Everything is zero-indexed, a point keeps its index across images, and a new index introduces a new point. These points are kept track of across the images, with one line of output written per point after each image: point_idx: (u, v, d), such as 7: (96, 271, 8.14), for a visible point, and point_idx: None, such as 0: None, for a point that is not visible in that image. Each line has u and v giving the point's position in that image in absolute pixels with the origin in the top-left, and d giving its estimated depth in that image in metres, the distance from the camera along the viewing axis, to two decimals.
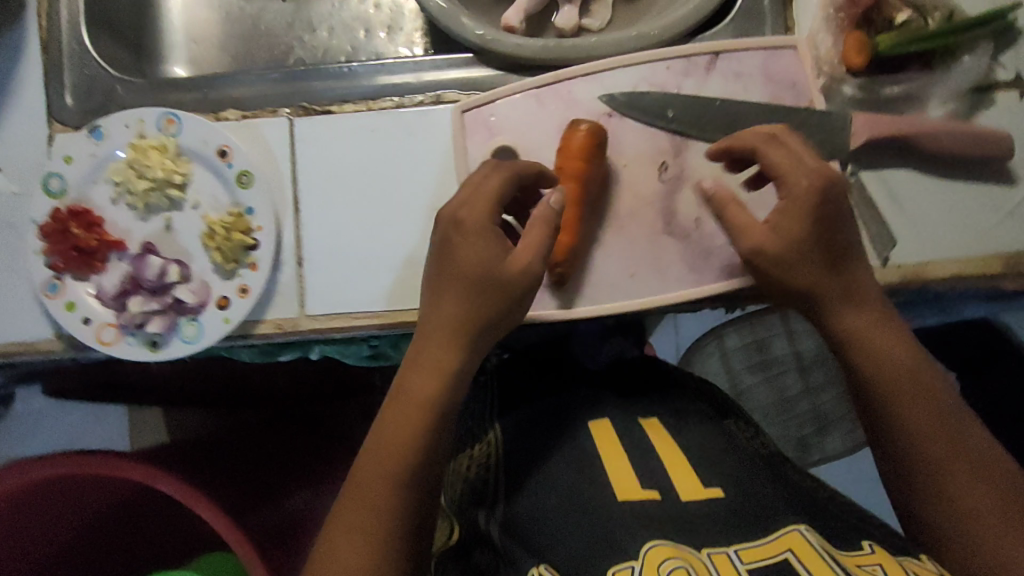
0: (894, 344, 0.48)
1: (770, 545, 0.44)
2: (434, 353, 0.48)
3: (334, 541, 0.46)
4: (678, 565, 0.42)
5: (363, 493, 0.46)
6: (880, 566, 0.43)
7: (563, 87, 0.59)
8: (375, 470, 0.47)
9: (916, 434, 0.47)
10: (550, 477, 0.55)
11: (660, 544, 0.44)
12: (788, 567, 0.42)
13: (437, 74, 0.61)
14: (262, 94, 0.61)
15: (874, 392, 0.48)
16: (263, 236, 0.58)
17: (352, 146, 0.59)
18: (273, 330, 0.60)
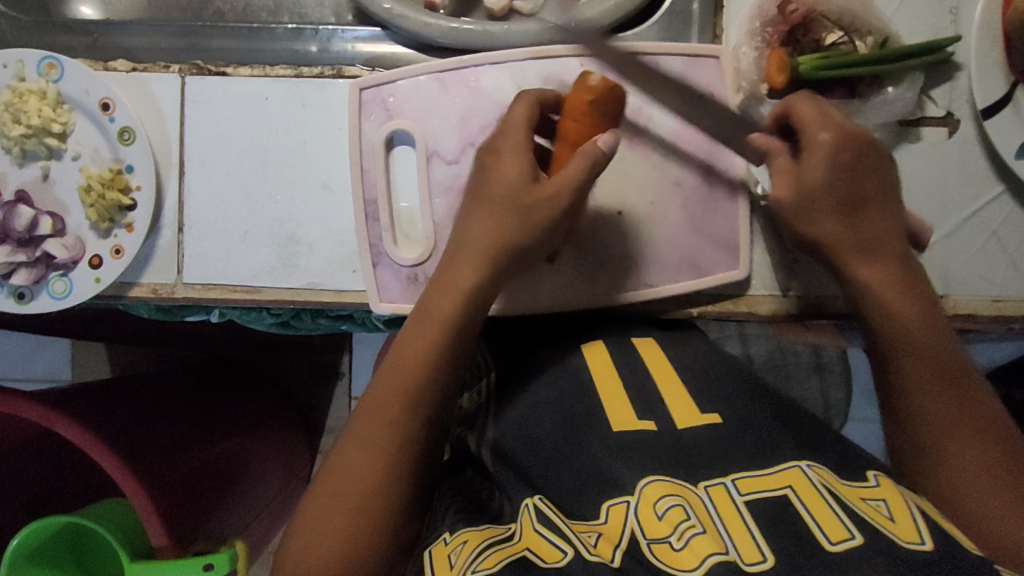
0: (902, 300, 0.48)
1: (772, 480, 0.41)
2: (424, 334, 0.48)
3: (330, 477, 0.46)
4: (675, 504, 0.40)
5: (350, 475, 0.46)
6: (886, 502, 0.40)
7: (470, 71, 0.56)
8: (372, 419, 0.46)
9: (926, 415, 0.46)
10: (536, 407, 0.53)
11: (661, 481, 0.43)
12: (789, 505, 0.39)
13: (346, 47, 0.60)
14: (163, 49, 0.60)
15: (895, 364, 0.48)
16: (142, 197, 0.56)
17: (245, 112, 0.57)
18: (148, 293, 0.58)
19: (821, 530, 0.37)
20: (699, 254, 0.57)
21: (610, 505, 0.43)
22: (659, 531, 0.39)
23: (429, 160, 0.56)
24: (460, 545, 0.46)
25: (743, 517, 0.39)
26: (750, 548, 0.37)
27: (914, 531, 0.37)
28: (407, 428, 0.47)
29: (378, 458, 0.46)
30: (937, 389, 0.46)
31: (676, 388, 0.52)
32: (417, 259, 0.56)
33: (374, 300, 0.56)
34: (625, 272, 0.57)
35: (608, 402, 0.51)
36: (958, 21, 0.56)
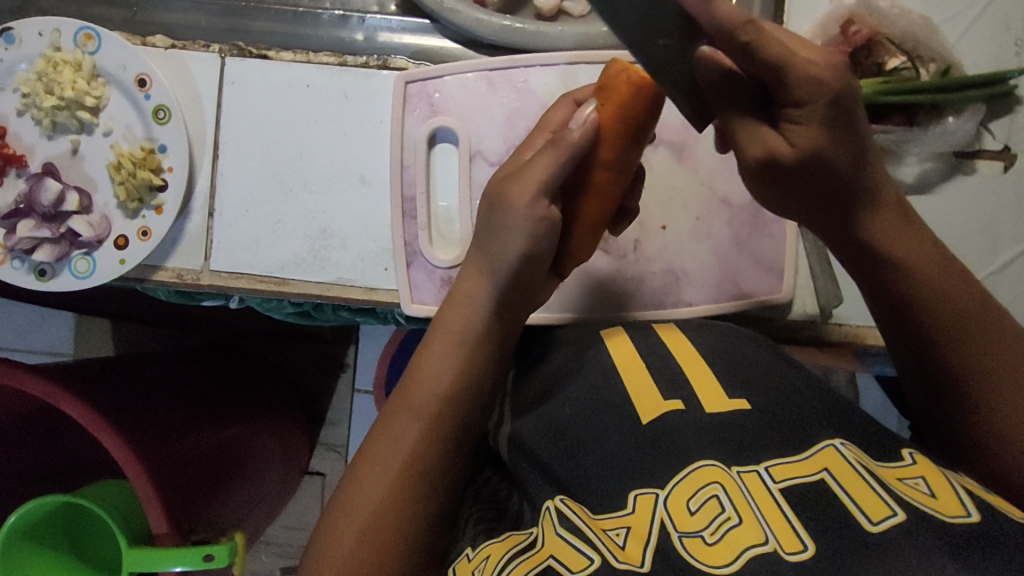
0: (939, 276, 0.42)
1: (805, 463, 0.39)
2: (454, 334, 0.45)
3: (354, 487, 0.42)
4: (708, 494, 0.38)
5: (370, 495, 0.42)
6: (925, 479, 0.38)
7: (519, 71, 0.55)
8: (407, 417, 0.43)
9: (983, 385, 0.41)
10: (565, 406, 0.49)
11: (707, 466, 0.40)
12: (826, 490, 0.37)
13: (392, 38, 0.58)
14: (205, 27, 0.58)
15: (940, 348, 0.42)
16: (173, 177, 0.54)
17: (282, 98, 0.55)
18: (172, 278, 0.56)
19: (860, 511, 0.36)
20: (742, 274, 0.56)
21: (638, 496, 0.41)
22: (693, 525, 0.38)
23: (471, 160, 0.55)
24: (484, 561, 0.43)
25: (779, 503, 0.37)
26: (789, 535, 0.35)
27: (959, 504, 0.36)
28: (435, 441, 0.43)
29: (401, 476, 0.42)
30: (980, 375, 0.41)
31: (704, 371, 0.48)
32: (452, 260, 0.55)
33: (405, 301, 0.55)
34: (664, 287, 0.56)
35: (635, 388, 0.48)
36: (1022, 53, 0.55)
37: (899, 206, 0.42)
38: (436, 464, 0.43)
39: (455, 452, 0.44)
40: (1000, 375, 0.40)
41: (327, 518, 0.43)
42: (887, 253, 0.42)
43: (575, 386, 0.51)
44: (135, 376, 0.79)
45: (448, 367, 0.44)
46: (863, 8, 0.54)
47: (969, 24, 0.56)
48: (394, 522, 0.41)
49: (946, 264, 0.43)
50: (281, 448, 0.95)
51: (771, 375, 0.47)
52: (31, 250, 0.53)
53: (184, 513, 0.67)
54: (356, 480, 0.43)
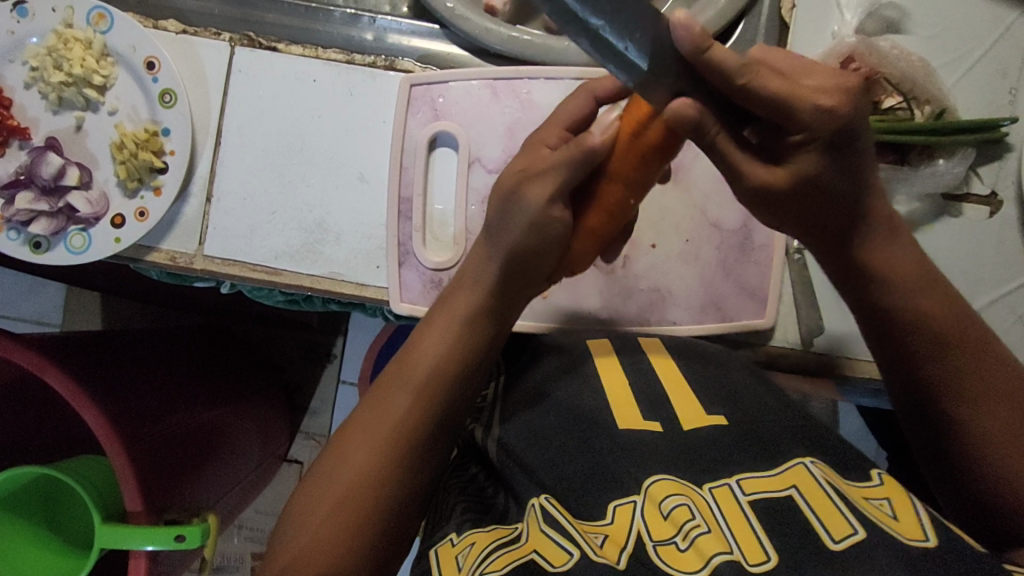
0: (926, 292, 0.43)
1: (773, 479, 0.40)
2: (453, 317, 0.45)
3: (338, 454, 0.42)
4: (681, 504, 0.40)
5: (353, 467, 0.41)
6: (889, 501, 0.39)
7: (522, 83, 0.56)
8: (400, 391, 0.44)
9: (968, 400, 0.42)
10: (551, 411, 0.50)
11: (666, 480, 0.42)
12: (793, 507, 0.38)
13: (401, 40, 0.59)
14: (216, 14, 0.59)
15: (929, 364, 0.43)
16: (174, 160, 0.55)
17: (288, 90, 0.56)
18: (165, 260, 0.57)
19: (825, 529, 0.37)
20: (727, 298, 0.57)
21: (617, 506, 0.41)
22: (664, 532, 0.39)
23: (470, 167, 0.56)
24: (468, 547, 0.44)
25: (747, 517, 0.38)
26: (755, 548, 0.37)
27: (918, 527, 0.37)
28: (425, 416, 0.43)
29: (387, 450, 0.42)
30: (959, 392, 0.42)
31: (683, 389, 0.49)
32: (443, 263, 0.56)
33: (394, 300, 0.56)
34: (651, 306, 0.57)
35: (615, 398, 0.49)
36: (1015, 101, 0.56)
37: (896, 222, 0.44)
38: (423, 443, 0.43)
39: (441, 437, 0.45)
40: (981, 392, 0.42)
41: (305, 492, 0.42)
42: (881, 273, 0.43)
43: (562, 388, 0.51)
44: (121, 353, 0.79)
45: (442, 350, 0.44)
46: (864, 46, 0.55)
47: (967, 70, 0.57)
48: (374, 497, 0.41)
49: (935, 282, 0.44)
50: (259, 436, 0.95)
51: (753, 393, 0.48)
52: (27, 222, 0.54)
53: (161, 490, 0.66)
54: (340, 452, 0.42)
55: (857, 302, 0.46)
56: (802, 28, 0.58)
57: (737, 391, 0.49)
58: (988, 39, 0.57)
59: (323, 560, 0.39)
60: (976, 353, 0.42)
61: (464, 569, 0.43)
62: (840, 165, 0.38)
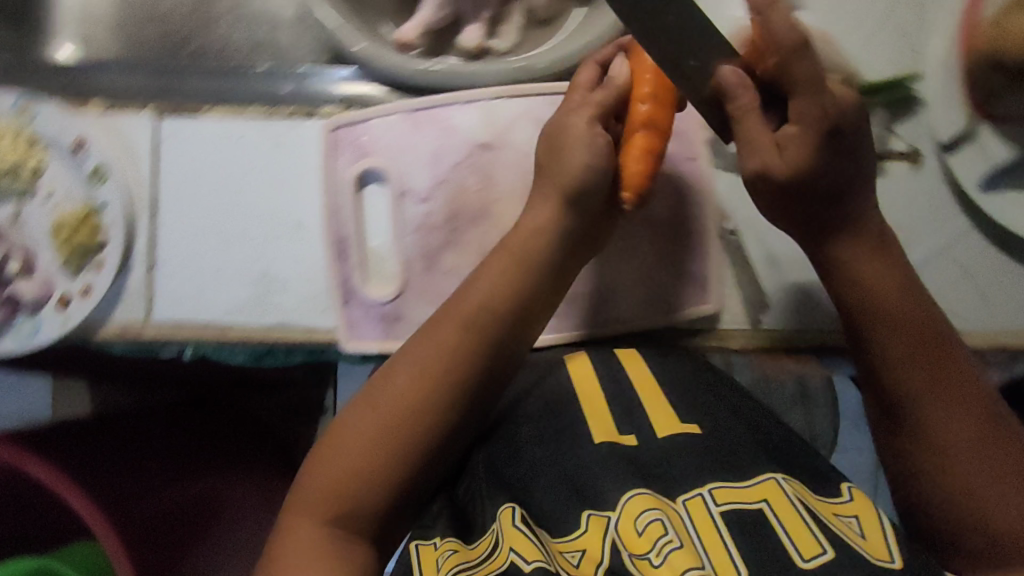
0: (898, 306, 0.47)
1: (749, 491, 0.45)
2: (495, 273, 0.50)
3: (384, 376, 0.48)
4: (654, 519, 0.43)
5: (398, 396, 0.47)
6: (858, 518, 0.44)
7: (440, 112, 0.57)
8: (447, 324, 0.49)
9: (929, 405, 0.46)
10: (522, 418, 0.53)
11: (643, 494, 0.45)
12: (765, 522, 0.43)
13: (320, 85, 0.61)
14: (135, 87, 0.60)
15: (897, 367, 0.47)
16: (114, 235, 0.56)
17: (215, 151, 0.57)
18: (115, 334, 0.57)
19: (795, 547, 0.41)
20: (669, 289, 0.58)
21: (591, 515, 0.46)
22: (641, 547, 0.43)
23: (400, 199, 0.57)
24: (449, 552, 0.47)
25: (715, 525, 0.43)
26: (726, 563, 0.41)
27: (885, 547, 0.41)
28: (469, 353, 0.49)
29: (430, 384, 0.47)
30: (926, 405, 0.46)
31: (660, 401, 0.52)
32: (387, 296, 0.56)
33: (343, 338, 0.56)
34: (596, 308, 0.58)
35: (592, 414, 0.52)
36: (916, 59, 0.58)
37: (884, 239, 0.48)
38: (461, 386, 0.48)
39: (479, 376, 0.49)
40: (949, 404, 0.46)
41: (348, 414, 0.48)
42: (859, 278, 0.48)
43: (539, 401, 0.54)
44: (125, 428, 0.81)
45: (490, 292, 0.50)
46: None
47: (866, 37, 0.59)
48: (416, 424, 0.47)
49: (919, 296, 0.47)
50: None
51: (720, 405, 0.52)
52: None
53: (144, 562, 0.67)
54: (383, 380, 0.48)
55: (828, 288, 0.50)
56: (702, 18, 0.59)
57: (702, 399, 0.52)
58: (880, 6, 0.59)
59: (359, 478, 0.45)
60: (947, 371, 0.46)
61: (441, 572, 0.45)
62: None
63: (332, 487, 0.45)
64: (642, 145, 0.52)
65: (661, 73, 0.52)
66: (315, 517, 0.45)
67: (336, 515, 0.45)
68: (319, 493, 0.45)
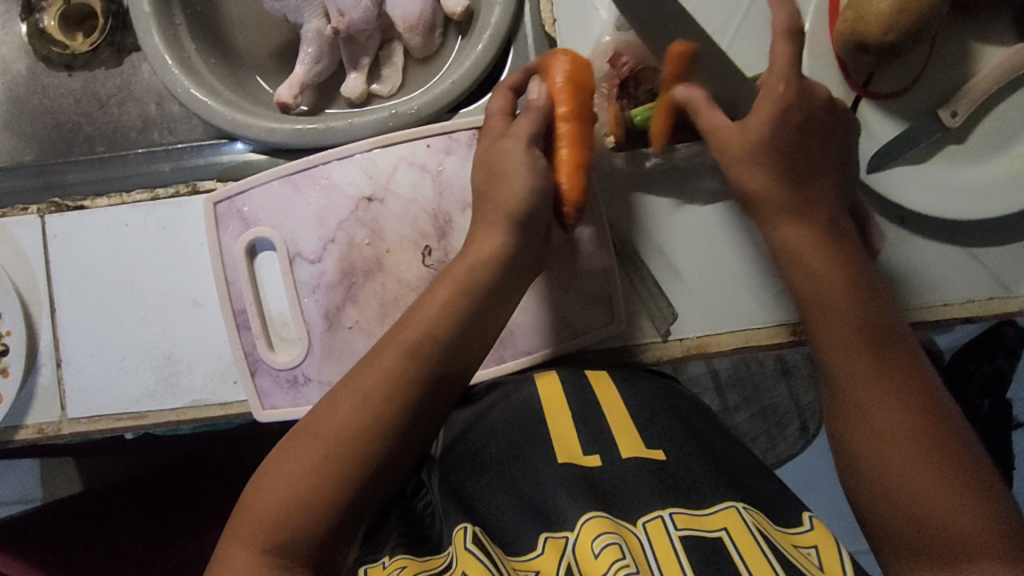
0: (833, 290, 0.44)
1: (706, 520, 0.44)
2: (443, 296, 0.49)
3: (328, 405, 0.46)
4: (612, 542, 0.42)
5: (342, 423, 0.45)
6: (816, 548, 0.44)
7: (319, 171, 0.57)
8: (392, 353, 0.47)
9: (875, 408, 0.43)
10: (490, 440, 0.54)
11: (600, 515, 0.44)
12: (721, 547, 0.42)
13: (201, 160, 0.61)
14: (21, 187, 0.61)
15: (848, 366, 0.44)
16: (14, 341, 0.56)
17: (104, 242, 0.58)
18: (34, 435, 0.58)
19: (747, 567, 0.40)
20: (574, 314, 0.58)
21: (548, 537, 0.45)
22: (595, 570, 0.41)
23: (292, 263, 0.57)
24: (398, 569, 0.44)
25: (677, 554, 0.42)
26: (676, 570, 0.41)
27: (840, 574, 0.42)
28: (415, 379, 0.47)
29: (375, 410, 0.46)
30: (876, 407, 0.43)
31: (622, 414, 0.54)
32: (293, 361, 0.56)
33: (256, 410, 0.56)
34: (504, 342, 0.58)
35: (557, 437, 0.52)
36: None
37: (840, 233, 0.46)
38: (406, 412, 0.46)
39: (424, 400, 0.47)
40: (890, 403, 0.42)
41: (291, 443, 0.46)
42: (807, 266, 0.45)
43: (504, 419, 0.55)
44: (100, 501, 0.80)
45: (437, 319, 0.48)
46: (625, 41, 0.56)
47: (735, 33, 0.58)
48: (358, 453, 0.45)
49: (874, 296, 0.45)
50: None
51: (677, 433, 0.53)
52: None
53: None
54: (328, 406, 0.46)
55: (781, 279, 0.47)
56: (569, 38, 0.58)
57: (669, 428, 0.53)
58: None
59: (299, 509, 0.43)
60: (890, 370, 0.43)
61: None
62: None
63: (271, 516, 0.43)
64: (570, 160, 0.51)
65: (573, 85, 0.52)
66: (252, 546, 0.42)
67: (273, 545, 0.42)
68: (257, 524, 0.43)
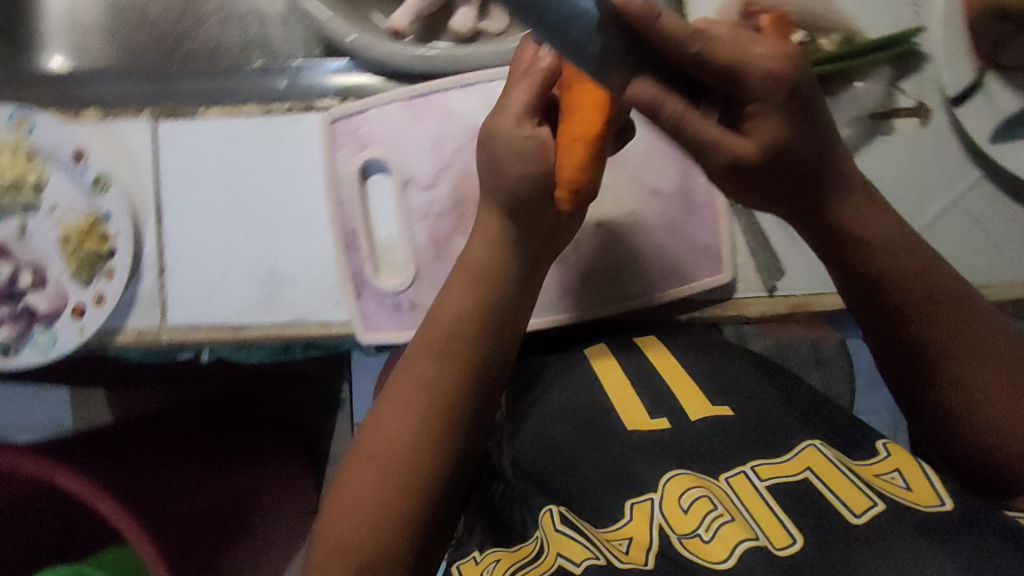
0: (904, 251, 0.43)
1: (788, 464, 0.42)
2: (479, 293, 0.48)
3: (377, 423, 0.46)
4: (701, 496, 0.41)
5: (392, 438, 0.45)
6: (899, 471, 0.41)
7: (437, 97, 0.56)
8: (424, 352, 0.47)
9: (947, 351, 0.42)
10: (546, 419, 0.52)
11: (682, 475, 0.43)
12: (811, 488, 0.40)
13: (316, 78, 0.60)
14: (130, 92, 0.60)
15: (911, 322, 0.43)
16: (121, 243, 0.56)
17: (214, 153, 0.57)
18: (133, 339, 0.58)
19: (845, 505, 0.39)
20: (681, 262, 0.58)
21: (635, 503, 0.44)
22: (688, 525, 0.41)
23: (404, 188, 0.56)
24: (493, 564, 0.45)
25: (767, 502, 0.41)
26: (779, 532, 0.39)
27: (932, 493, 0.39)
28: (456, 376, 0.46)
29: (420, 419, 0.45)
30: (950, 353, 0.42)
31: (686, 380, 0.52)
32: (400, 286, 0.56)
33: (359, 331, 0.56)
34: (609, 284, 0.58)
35: (618, 397, 0.52)
36: (921, 11, 0.57)
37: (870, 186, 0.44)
38: (454, 405, 0.46)
39: (474, 386, 0.47)
40: (978, 349, 0.42)
41: (348, 473, 0.45)
42: (859, 225, 0.43)
43: (559, 396, 0.53)
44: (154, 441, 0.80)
45: (471, 312, 0.47)
46: None
47: None
48: (419, 463, 0.44)
49: (911, 241, 0.44)
50: (292, 493, 0.93)
51: (750, 382, 0.51)
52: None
53: None
54: (375, 426, 0.46)
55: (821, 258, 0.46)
56: None
57: (736, 380, 0.51)
58: None
59: (374, 530, 0.43)
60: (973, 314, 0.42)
61: None
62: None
63: (346, 542, 0.42)
64: (569, 132, 0.44)
65: None
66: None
67: (357, 571, 0.42)
68: (334, 553, 0.42)
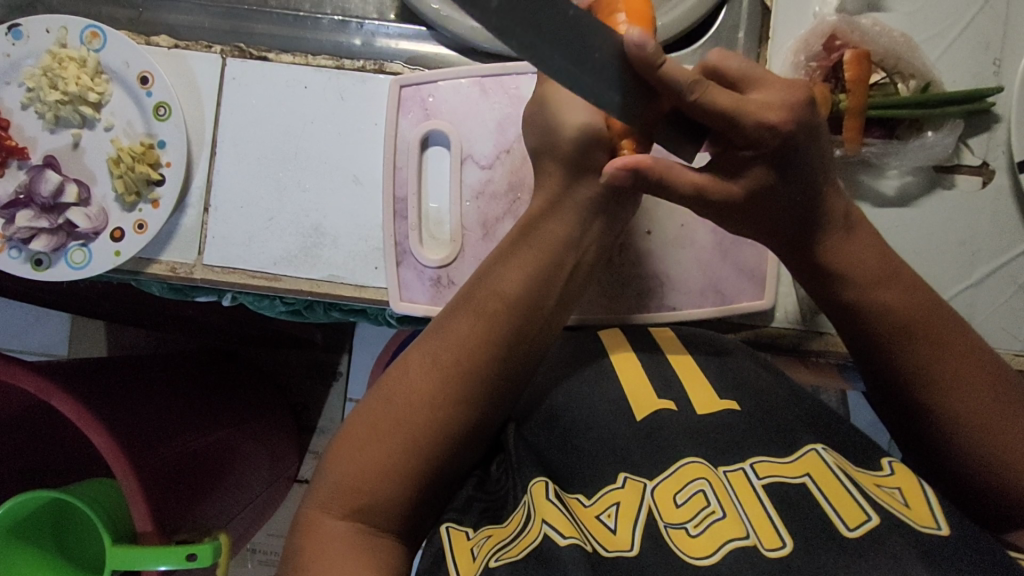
0: (889, 286, 0.45)
1: (789, 466, 0.41)
2: (520, 260, 0.47)
3: (404, 367, 0.45)
4: (698, 491, 0.40)
5: (412, 390, 0.44)
6: (900, 489, 0.39)
7: (510, 78, 0.56)
8: (463, 313, 0.46)
9: (925, 374, 0.43)
10: (558, 397, 0.51)
11: (695, 463, 0.42)
12: (808, 494, 0.39)
13: (390, 43, 0.61)
14: (204, 27, 0.60)
15: (894, 348, 0.44)
16: (171, 173, 0.55)
17: (277, 98, 0.57)
18: (166, 271, 0.57)
19: (838, 517, 0.37)
20: (724, 282, 0.57)
21: (629, 478, 0.43)
22: (679, 517, 0.39)
23: (462, 163, 0.56)
24: (484, 540, 0.43)
25: (762, 503, 0.39)
26: (770, 533, 0.37)
27: (929, 514, 0.37)
28: (487, 345, 0.45)
29: (446, 376, 0.44)
30: (926, 378, 0.43)
31: (697, 374, 0.49)
32: (443, 261, 0.56)
33: (394, 299, 0.56)
34: (648, 292, 0.57)
35: (629, 385, 0.49)
36: (1001, 72, 0.57)
37: (850, 219, 0.47)
38: (480, 369, 0.45)
39: (504, 358, 0.45)
40: (944, 381, 0.43)
41: (362, 413, 0.44)
42: (855, 268, 0.46)
43: (568, 382, 0.51)
44: (148, 380, 0.77)
45: (513, 281, 0.46)
46: (844, 24, 0.56)
47: (949, 44, 0.57)
48: (429, 418, 0.43)
49: (896, 272, 0.45)
50: (269, 451, 0.92)
51: (761, 382, 0.49)
52: (28, 240, 0.55)
53: (172, 509, 0.64)
54: (400, 371, 0.45)
55: (811, 286, 0.48)
56: (784, 11, 0.59)
57: (745, 381, 0.49)
58: (968, 14, 0.57)
59: (375, 475, 0.42)
60: (940, 341, 0.43)
61: (479, 558, 0.41)
62: (786, 179, 0.44)
63: (350, 482, 0.42)
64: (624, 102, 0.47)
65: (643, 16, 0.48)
66: (337, 513, 0.42)
67: (354, 508, 0.42)
68: (336, 489, 0.42)
